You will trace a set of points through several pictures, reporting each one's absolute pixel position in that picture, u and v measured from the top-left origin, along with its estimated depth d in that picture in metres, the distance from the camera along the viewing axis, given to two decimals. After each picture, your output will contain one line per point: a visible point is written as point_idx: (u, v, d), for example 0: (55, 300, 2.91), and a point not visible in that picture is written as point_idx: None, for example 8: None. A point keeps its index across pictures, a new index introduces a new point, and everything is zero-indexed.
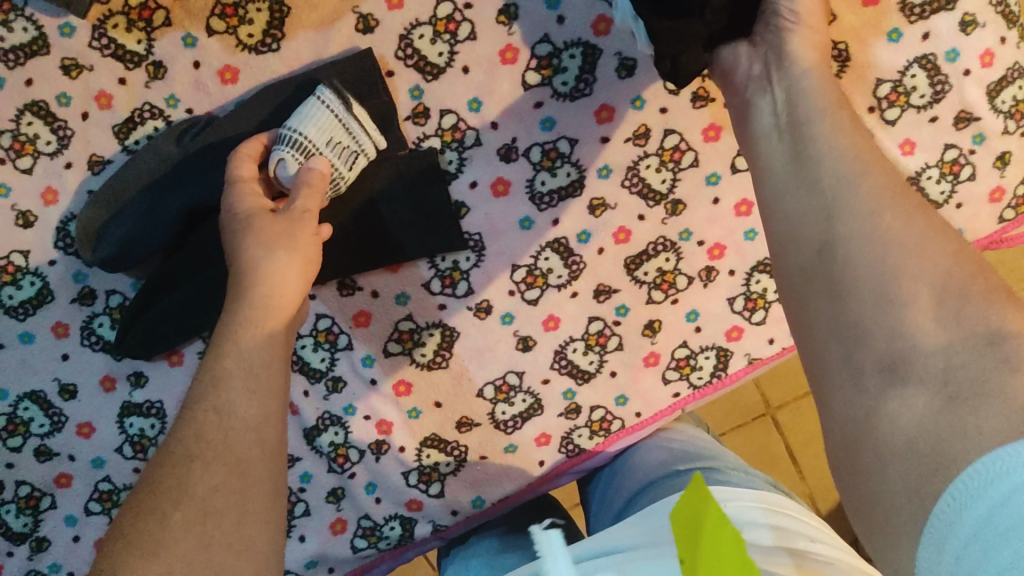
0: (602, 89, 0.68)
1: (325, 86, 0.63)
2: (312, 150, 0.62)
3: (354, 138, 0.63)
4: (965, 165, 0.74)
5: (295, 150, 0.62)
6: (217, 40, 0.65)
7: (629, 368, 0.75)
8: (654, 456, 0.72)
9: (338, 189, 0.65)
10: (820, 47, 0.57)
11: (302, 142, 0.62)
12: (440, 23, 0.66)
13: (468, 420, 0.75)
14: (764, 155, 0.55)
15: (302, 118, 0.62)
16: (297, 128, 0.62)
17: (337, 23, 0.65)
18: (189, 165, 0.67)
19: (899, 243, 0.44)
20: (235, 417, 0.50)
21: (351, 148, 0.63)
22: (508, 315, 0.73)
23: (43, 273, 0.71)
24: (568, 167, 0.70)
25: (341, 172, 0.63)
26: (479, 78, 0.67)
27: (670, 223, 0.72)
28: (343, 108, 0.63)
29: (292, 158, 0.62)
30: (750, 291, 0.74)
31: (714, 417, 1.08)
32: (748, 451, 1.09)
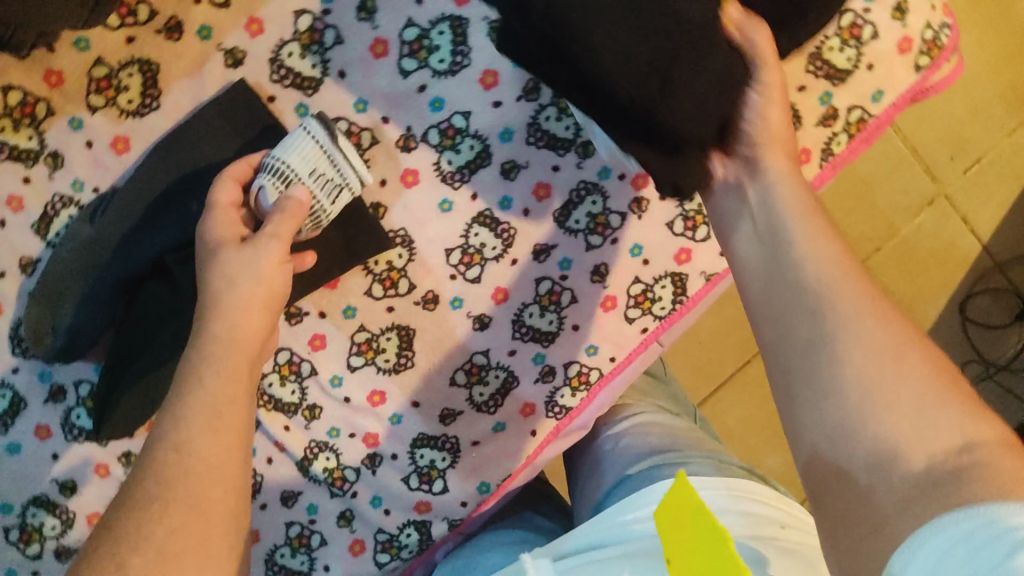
0: (479, 56, 0.68)
1: (313, 118, 0.63)
2: (293, 177, 0.62)
3: (340, 171, 0.63)
4: (864, 26, 0.73)
5: (274, 177, 0.61)
6: (101, 114, 0.67)
7: (590, 317, 0.75)
8: (634, 446, 0.71)
9: (320, 221, 0.64)
10: (788, 148, 0.57)
11: (282, 168, 0.61)
12: (305, 36, 0.67)
13: (449, 410, 0.76)
14: (744, 254, 0.55)
15: (290, 149, 0.62)
16: (280, 156, 0.62)
17: (207, 66, 0.66)
18: (108, 240, 0.67)
19: (884, 347, 0.44)
20: (191, 451, 0.48)
21: (335, 181, 0.63)
22: (456, 299, 0.74)
23: (11, 381, 0.73)
24: (470, 140, 0.70)
25: (324, 205, 0.63)
26: (358, 79, 0.68)
27: (586, 166, 0.71)
28: (328, 140, 0.62)
29: (271, 186, 0.61)
30: (686, 211, 0.74)
31: (738, 347, 1.06)
32: None
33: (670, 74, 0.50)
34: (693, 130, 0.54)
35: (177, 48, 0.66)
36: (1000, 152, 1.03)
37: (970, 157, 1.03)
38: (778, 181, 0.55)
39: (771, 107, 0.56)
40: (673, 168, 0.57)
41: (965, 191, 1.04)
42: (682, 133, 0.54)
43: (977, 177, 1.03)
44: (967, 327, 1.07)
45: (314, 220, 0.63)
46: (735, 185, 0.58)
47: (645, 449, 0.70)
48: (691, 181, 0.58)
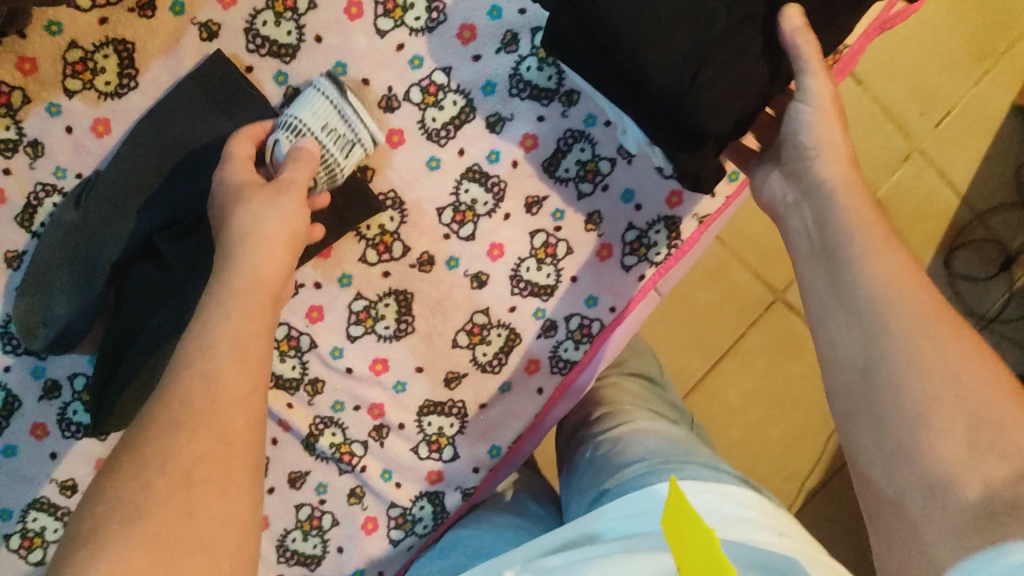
0: (456, 12, 0.68)
1: (325, 79, 0.66)
2: (305, 131, 0.64)
3: (349, 125, 0.65)
4: None
5: (288, 132, 0.64)
6: (79, 99, 0.66)
7: (587, 267, 0.74)
8: (631, 450, 0.67)
9: (335, 177, 0.66)
10: (846, 156, 0.58)
11: (295, 123, 0.64)
12: (278, 4, 0.66)
13: (454, 373, 0.75)
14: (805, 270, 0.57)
15: (303, 107, 0.65)
16: (294, 112, 0.65)
17: (183, 41, 0.66)
18: (96, 223, 0.67)
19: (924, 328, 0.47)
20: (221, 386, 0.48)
21: (346, 135, 0.65)
22: (452, 259, 0.73)
23: (4, 381, 0.71)
24: (452, 96, 0.69)
25: (337, 158, 0.65)
26: (335, 42, 0.67)
27: (571, 114, 0.71)
28: (338, 95, 0.65)
29: (285, 140, 0.64)
30: None
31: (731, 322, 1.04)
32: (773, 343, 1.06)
33: (698, 69, 0.57)
34: (703, 112, 0.58)
35: (150, 24, 0.66)
36: (970, 104, 0.99)
37: (939, 111, 0.99)
38: (838, 190, 0.56)
39: (825, 121, 0.58)
40: (694, 156, 0.63)
41: (939, 141, 1.00)
42: (705, 127, 0.59)
43: (951, 128, 0.99)
44: (955, 282, 1.02)
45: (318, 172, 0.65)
46: (794, 202, 0.60)
47: (642, 453, 0.65)
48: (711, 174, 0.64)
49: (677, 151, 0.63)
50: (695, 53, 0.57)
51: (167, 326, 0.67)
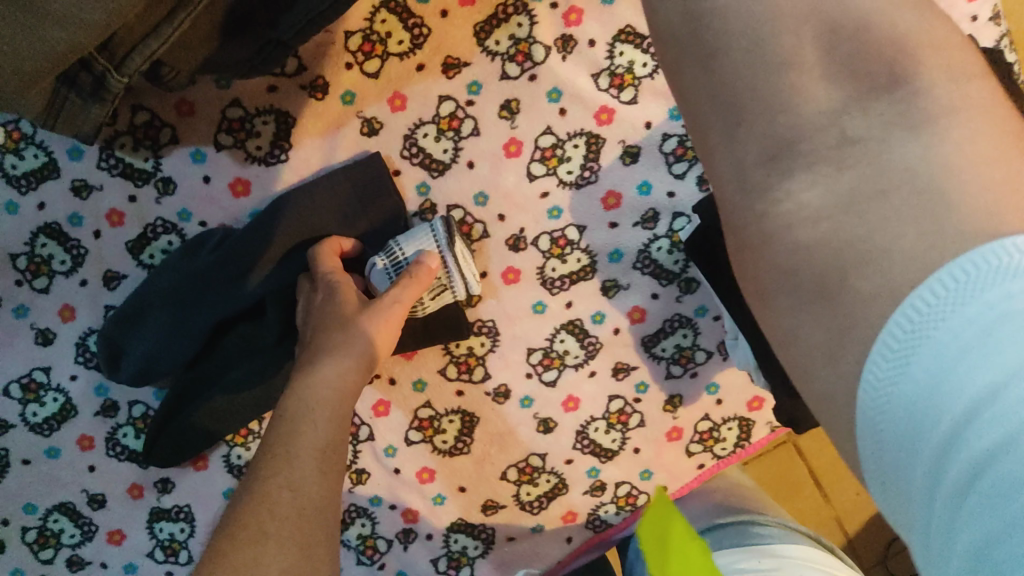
0: (608, 177, 0.68)
1: (441, 220, 0.67)
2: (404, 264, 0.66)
3: (447, 275, 0.65)
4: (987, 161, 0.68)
5: (387, 258, 0.66)
6: (226, 154, 0.66)
7: (652, 444, 0.75)
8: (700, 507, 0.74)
9: (415, 311, 0.68)
10: None
11: (395, 253, 0.66)
12: (444, 121, 0.66)
13: (493, 502, 0.76)
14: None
15: (410, 238, 0.66)
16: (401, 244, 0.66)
17: (342, 129, 0.66)
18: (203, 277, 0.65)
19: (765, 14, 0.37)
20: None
21: (439, 282, 0.66)
22: (526, 398, 0.73)
23: (65, 388, 0.71)
24: (578, 253, 0.70)
25: (424, 300, 0.67)
26: (484, 172, 0.68)
27: (685, 300, 0.71)
28: (446, 243, 0.65)
29: (382, 266, 0.66)
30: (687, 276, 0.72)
31: None
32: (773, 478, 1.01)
33: None
34: None
35: (316, 105, 0.65)
36: None
37: None
38: None
39: None
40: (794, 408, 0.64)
41: None
42: None
43: None
44: None
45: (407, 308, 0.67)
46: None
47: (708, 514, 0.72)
48: (807, 416, 0.64)
49: (782, 394, 0.63)
50: None
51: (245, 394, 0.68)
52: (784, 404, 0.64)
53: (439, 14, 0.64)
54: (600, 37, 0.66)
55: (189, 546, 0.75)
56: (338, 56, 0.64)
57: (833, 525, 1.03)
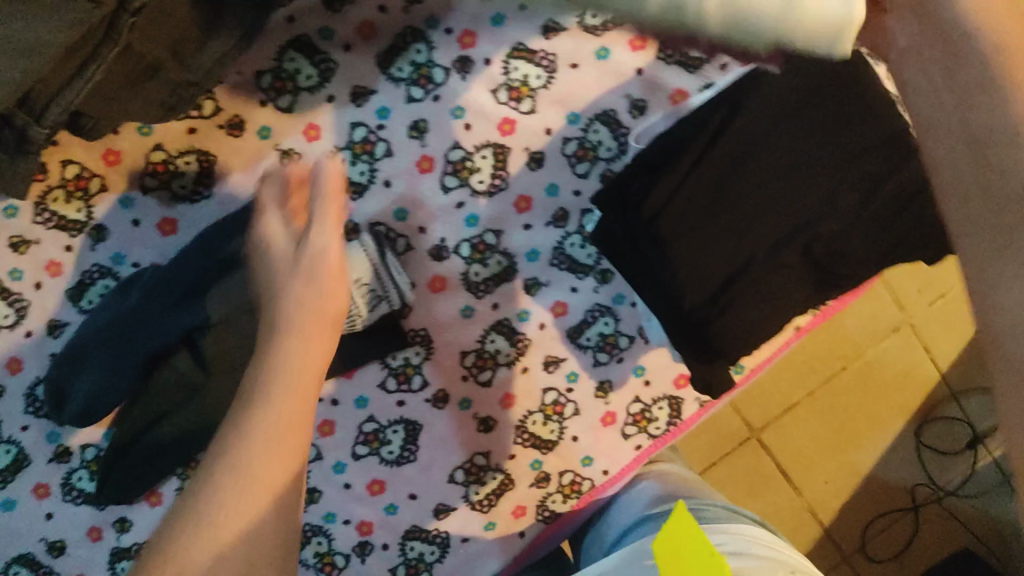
0: (517, 182, 0.74)
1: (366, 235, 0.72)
2: None
3: (380, 283, 0.71)
4: None
5: None
6: (153, 196, 0.71)
7: (589, 431, 0.79)
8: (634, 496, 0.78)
9: (354, 325, 0.71)
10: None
11: None
12: (357, 146, 0.72)
13: (444, 505, 0.78)
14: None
15: None
16: None
17: (261, 163, 0.71)
18: (141, 322, 0.70)
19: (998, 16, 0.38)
20: None
21: (373, 291, 0.71)
22: (464, 400, 0.77)
23: (18, 440, 0.74)
24: (498, 256, 0.75)
25: (361, 311, 0.71)
26: (400, 190, 0.73)
27: (603, 291, 0.76)
28: (376, 253, 0.70)
29: None
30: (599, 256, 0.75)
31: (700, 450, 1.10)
32: (739, 476, 1.11)
33: (746, 268, 0.63)
34: (715, 334, 0.65)
35: (235, 142, 0.70)
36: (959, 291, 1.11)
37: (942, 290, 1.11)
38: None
39: None
40: (706, 373, 0.69)
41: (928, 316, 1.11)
42: (723, 350, 0.66)
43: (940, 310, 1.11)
44: (921, 449, 1.13)
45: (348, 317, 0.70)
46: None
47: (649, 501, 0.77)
48: (723, 382, 0.70)
49: (697, 364, 0.68)
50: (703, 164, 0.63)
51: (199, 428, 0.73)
52: (698, 370, 0.69)
53: (342, 48, 0.70)
54: (494, 56, 0.71)
55: None
56: (252, 95, 0.69)
57: (807, 514, 1.13)
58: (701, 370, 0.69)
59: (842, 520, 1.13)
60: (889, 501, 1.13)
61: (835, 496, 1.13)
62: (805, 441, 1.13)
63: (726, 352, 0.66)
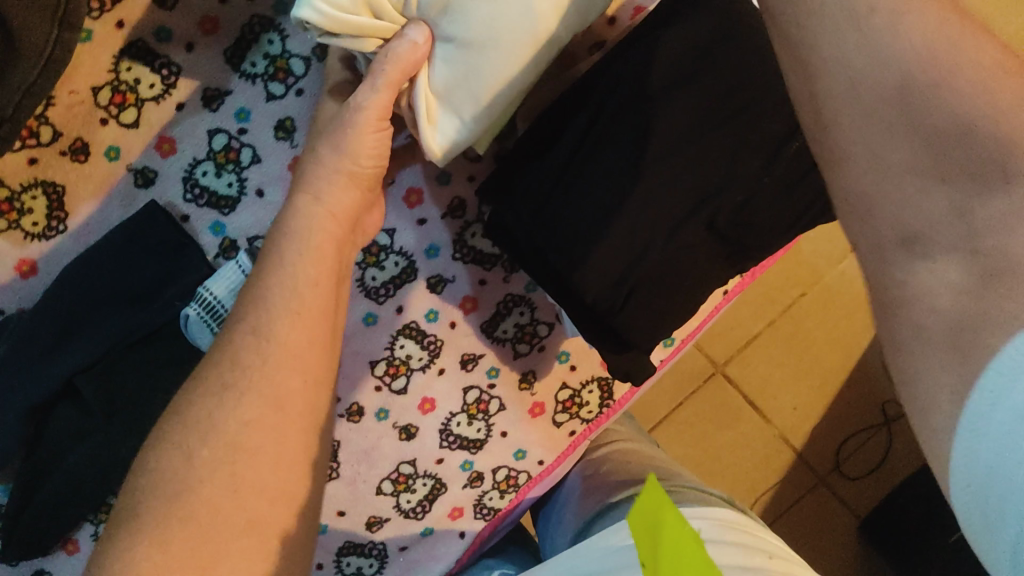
0: (404, 174, 0.67)
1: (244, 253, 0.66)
2: (221, 311, 0.64)
3: None
4: None
5: (202, 308, 0.64)
6: (4, 238, 0.64)
7: (518, 424, 0.75)
8: None
9: None
10: None
11: (208, 300, 0.64)
12: (220, 155, 0.65)
13: (376, 517, 0.75)
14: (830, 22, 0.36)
15: (218, 279, 0.65)
16: (210, 288, 0.64)
17: (116, 187, 0.65)
18: (15, 379, 0.65)
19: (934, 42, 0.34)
20: None
21: None
22: (381, 410, 0.72)
23: None
24: (394, 257, 0.69)
25: None
26: (276, 197, 0.67)
27: (513, 279, 0.71)
28: None
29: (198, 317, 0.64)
30: None
31: (666, 390, 1.12)
32: (708, 411, 1.13)
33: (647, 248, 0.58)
34: (622, 326, 0.60)
35: (82, 168, 0.64)
36: None
37: None
38: None
39: None
40: (621, 363, 0.64)
41: None
42: (631, 341, 0.61)
43: None
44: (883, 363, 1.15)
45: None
46: None
47: None
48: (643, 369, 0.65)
49: (608, 354, 0.63)
50: (587, 137, 0.58)
51: (95, 482, 0.67)
52: (611, 361, 0.64)
53: (184, 49, 0.63)
54: None
55: None
56: (92, 114, 0.62)
57: (779, 441, 1.14)
58: (618, 361, 0.64)
59: (815, 445, 1.15)
60: (856, 420, 1.15)
61: (807, 420, 1.14)
62: (771, 370, 1.13)
63: (637, 342, 0.61)
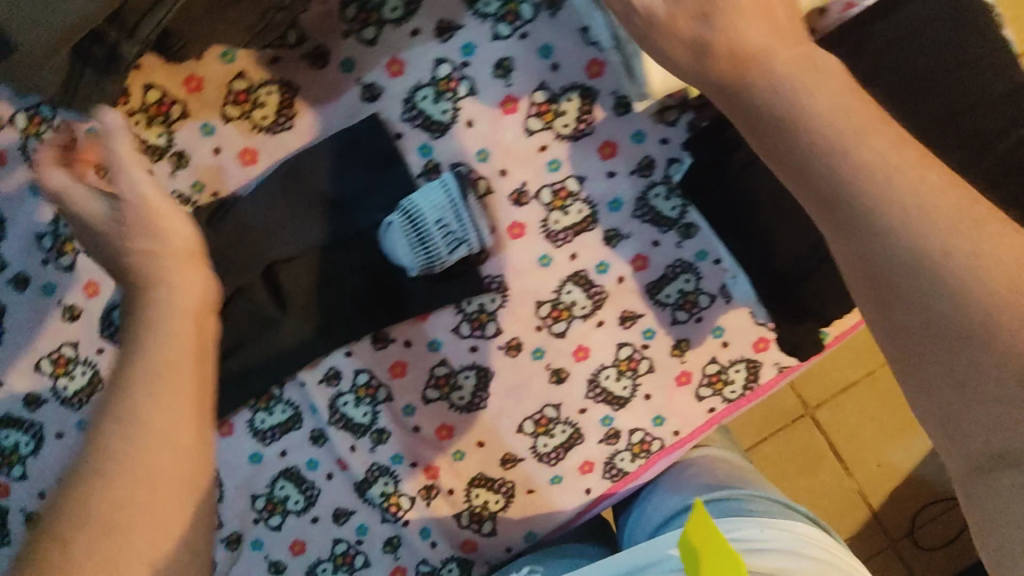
0: (603, 127, 0.71)
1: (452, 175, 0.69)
2: (423, 223, 0.68)
3: (462, 226, 0.69)
4: None
5: (405, 218, 0.68)
6: (234, 125, 0.69)
7: (662, 389, 0.77)
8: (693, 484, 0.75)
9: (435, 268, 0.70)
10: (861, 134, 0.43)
11: (410, 210, 0.68)
12: (441, 83, 0.69)
13: (511, 455, 0.77)
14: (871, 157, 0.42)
15: (424, 195, 0.69)
16: (414, 200, 0.68)
17: (345, 97, 0.70)
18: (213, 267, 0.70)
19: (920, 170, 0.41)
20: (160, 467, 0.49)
21: (457, 235, 0.69)
22: (537, 350, 0.75)
23: (93, 362, 0.74)
24: (580, 204, 0.72)
25: (442, 254, 0.69)
26: (483, 129, 0.70)
27: (685, 246, 0.73)
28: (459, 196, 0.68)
29: (399, 225, 0.69)
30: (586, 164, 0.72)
31: (751, 427, 1.05)
32: (789, 458, 1.05)
33: None
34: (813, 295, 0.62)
35: (318, 74, 0.69)
36: None
37: None
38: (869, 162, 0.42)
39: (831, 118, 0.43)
40: (792, 338, 0.66)
41: None
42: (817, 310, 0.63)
43: None
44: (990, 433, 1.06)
45: (429, 257, 0.69)
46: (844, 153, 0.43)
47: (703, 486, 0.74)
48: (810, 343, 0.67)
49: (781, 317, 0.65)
50: None
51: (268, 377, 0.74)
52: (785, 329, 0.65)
53: None
54: None
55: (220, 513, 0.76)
56: (339, 28, 0.69)
57: (856, 497, 1.06)
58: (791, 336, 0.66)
59: (897, 506, 1.06)
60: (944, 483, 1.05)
61: (891, 479, 1.05)
62: (863, 420, 1.05)
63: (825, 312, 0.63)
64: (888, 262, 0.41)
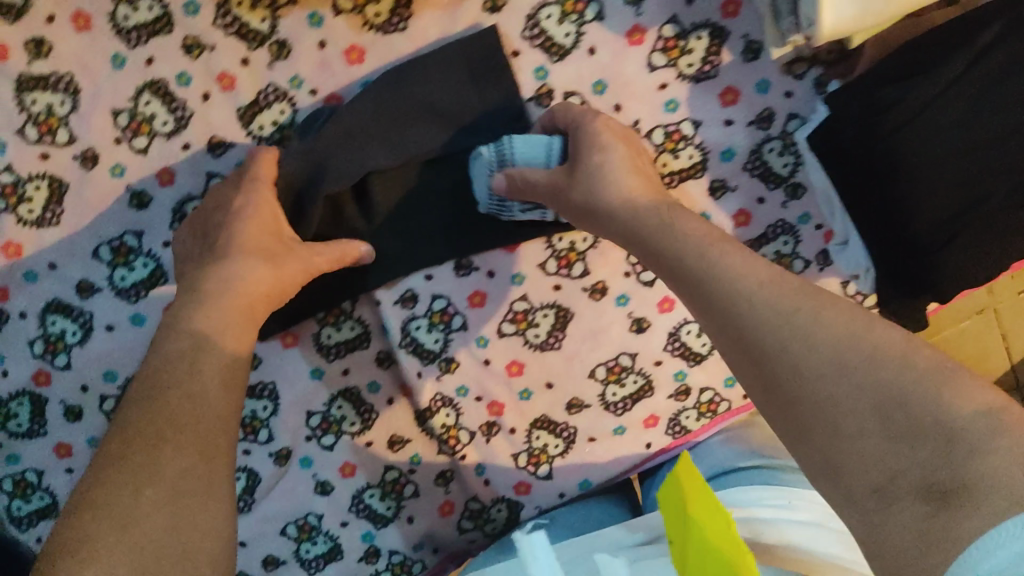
0: (728, 72, 0.68)
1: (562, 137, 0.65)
2: (507, 163, 0.65)
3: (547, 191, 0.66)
4: None
5: (495, 157, 0.65)
6: (344, 19, 0.65)
7: None
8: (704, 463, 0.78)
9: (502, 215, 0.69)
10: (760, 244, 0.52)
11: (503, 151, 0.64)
12: (568, 4, 0.66)
13: (578, 400, 0.75)
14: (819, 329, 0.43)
15: (524, 139, 0.65)
16: (511, 141, 0.64)
17: (465, 4, 0.66)
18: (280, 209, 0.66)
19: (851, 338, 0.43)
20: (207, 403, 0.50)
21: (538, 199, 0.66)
22: (622, 296, 0.73)
23: (157, 255, 0.70)
24: (692, 149, 0.69)
25: (513, 209, 0.68)
26: (605, 59, 0.67)
27: (791, 207, 0.71)
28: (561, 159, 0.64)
29: (485, 159, 0.65)
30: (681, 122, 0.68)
31: None
32: None
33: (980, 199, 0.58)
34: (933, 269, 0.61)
35: None
36: None
37: None
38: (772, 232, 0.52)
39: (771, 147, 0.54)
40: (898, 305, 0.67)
41: None
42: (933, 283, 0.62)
43: None
44: None
45: (497, 207, 0.67)
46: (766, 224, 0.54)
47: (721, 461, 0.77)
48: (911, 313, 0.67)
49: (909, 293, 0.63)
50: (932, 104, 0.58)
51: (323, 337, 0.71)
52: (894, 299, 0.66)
53: None
54: None
55: (272, 426, 0.73)
56: None
57: None
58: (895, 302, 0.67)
59: None
60: None
61: None
62: None
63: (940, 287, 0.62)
64: (782, 362, 0.44)
